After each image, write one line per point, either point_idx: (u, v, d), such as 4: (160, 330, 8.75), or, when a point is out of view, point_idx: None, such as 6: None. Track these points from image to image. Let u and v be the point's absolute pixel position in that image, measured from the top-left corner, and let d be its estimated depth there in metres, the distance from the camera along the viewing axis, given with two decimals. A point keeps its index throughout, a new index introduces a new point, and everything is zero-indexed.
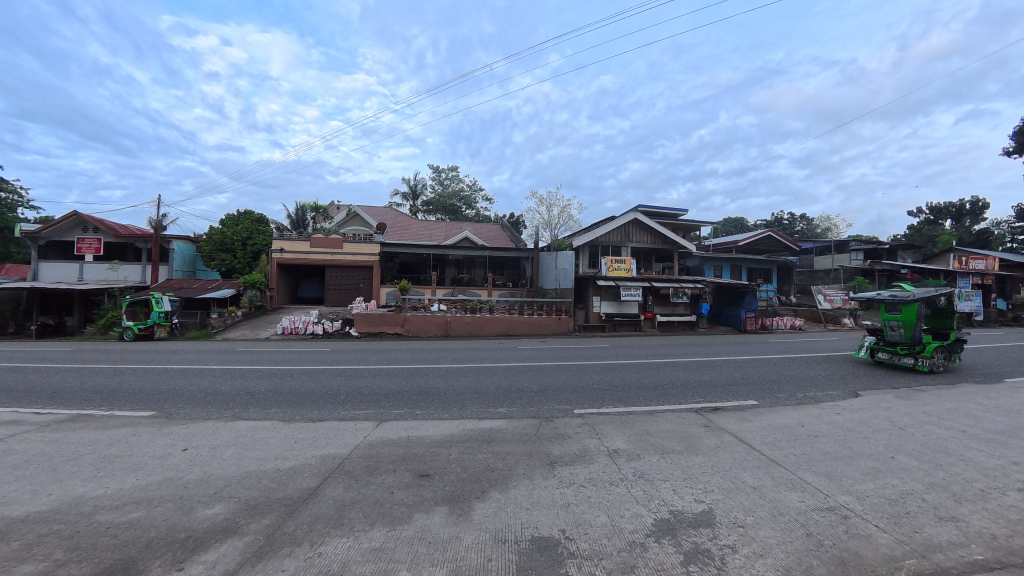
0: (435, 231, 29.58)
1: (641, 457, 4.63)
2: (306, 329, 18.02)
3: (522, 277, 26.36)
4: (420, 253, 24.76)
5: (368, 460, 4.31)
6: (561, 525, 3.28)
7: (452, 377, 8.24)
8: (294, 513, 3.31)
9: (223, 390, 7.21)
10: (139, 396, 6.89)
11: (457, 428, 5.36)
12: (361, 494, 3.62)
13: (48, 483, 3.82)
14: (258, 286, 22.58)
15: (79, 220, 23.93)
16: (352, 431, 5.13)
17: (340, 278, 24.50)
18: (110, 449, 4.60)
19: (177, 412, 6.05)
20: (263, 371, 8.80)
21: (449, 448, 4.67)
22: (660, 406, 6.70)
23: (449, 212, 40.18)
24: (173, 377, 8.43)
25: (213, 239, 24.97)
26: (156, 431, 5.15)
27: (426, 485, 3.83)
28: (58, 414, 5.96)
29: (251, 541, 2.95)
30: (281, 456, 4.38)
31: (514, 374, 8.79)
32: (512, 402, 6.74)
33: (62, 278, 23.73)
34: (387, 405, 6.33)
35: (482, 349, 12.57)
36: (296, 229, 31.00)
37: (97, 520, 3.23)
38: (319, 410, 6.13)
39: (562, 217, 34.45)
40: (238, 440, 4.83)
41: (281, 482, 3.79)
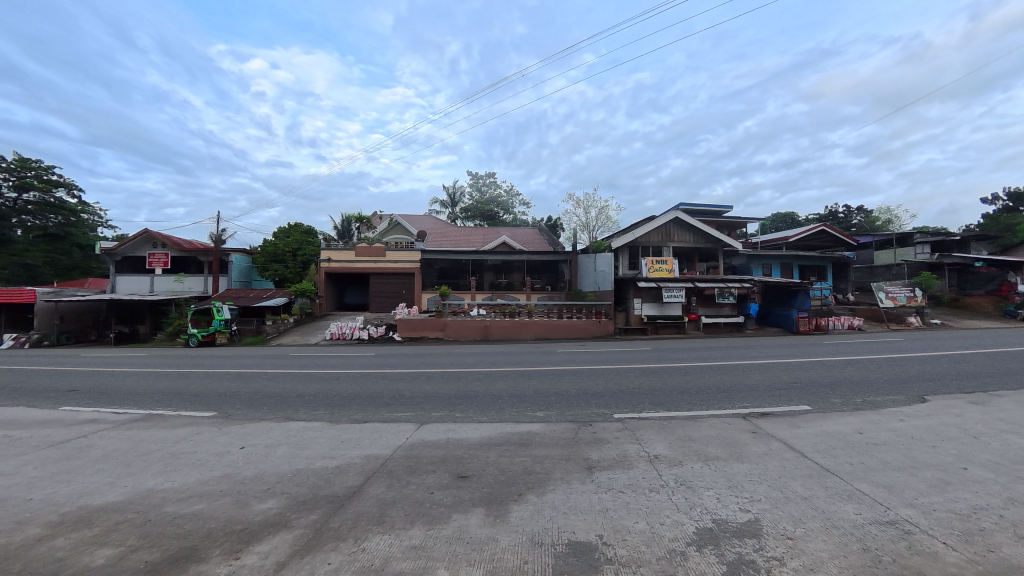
0: (474, 236, 29.99)
1: (683, 463, 4.50)
2: (353, 334, 18.83)
3: (560, 280, 26.21)
4: (460, 259, 25.16)
5: (409, 460, 4.44)
6: (599, 530, 3.25)
7: (489, 380, 8.38)
8: (340, 510, 3.47)
9: (277, 393, 7.66)
10: (202, 399, 7.43)
11: (497, 431, 5.42)
12: (402, 493, 3.74)
13: (124, 476, 4.21)
14: (308, 295, 23.73)
15: (149, 237, 26.13)
16: (395, 433, 5.29)
17: (382, 285, 25.28)
18: (177, 445, 5.02)
19: (235, 412, 6.49)
20: (312, 374, 9.30)
21: (487, 451, 4.73)
22: (704, 411, 6.47)
23: (487, 217, 40.83)
24: (232, 379, 9.09)
25: (267, 250, 26.54)
26: (217, 430, 5.55)
27: (464, 486, 3.90)
28: (132, 414, 6.57)
29: (301, 535, 3.11)
30: (329, 455, 4.60)
31: (550, 377, 8.76)
32: (550, 405, 6.74)
33: (136, 290, 25.98)
34: (427, 408, 6.50)
35: (521, 353, 12.64)
36: (341, 239, 32.65)
37: (164, 510, 3.52)
38: (365, 411, 6.38)
39: (600, 218, 34.02)
40: (289, 440, 5.11)
41: (328, 480, 3.99)
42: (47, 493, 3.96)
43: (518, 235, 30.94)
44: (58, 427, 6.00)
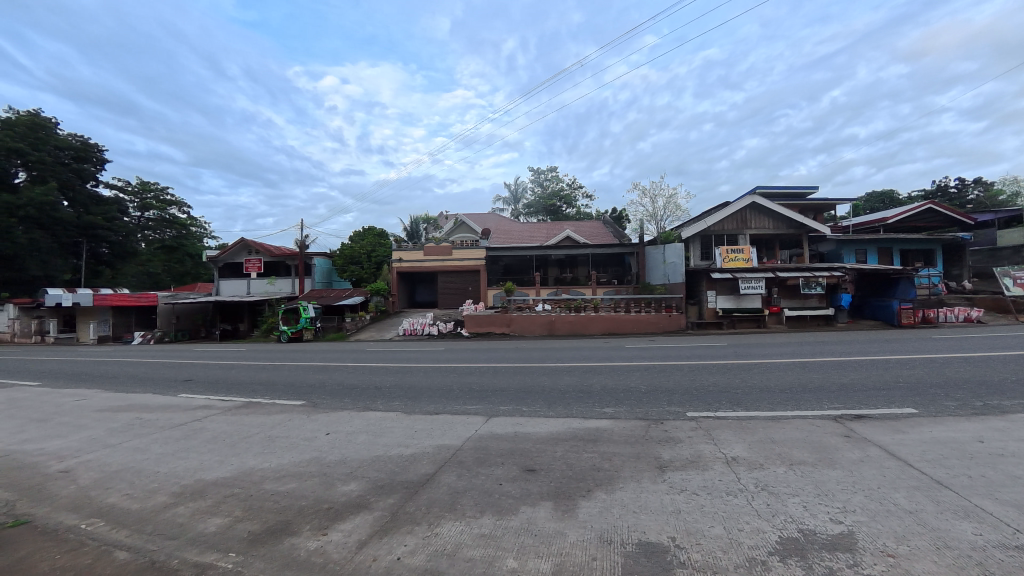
0: (537, 232, 30.01)
1: (764, 467, 4.18)
2: (423, 330, 19.68)
3: (626, 273, 25.48)
4: (524, 255, 25.28)
5: (478, 452, 4.55)
6: (671, 532, 3.12)
7: (555, 375, 8.38)
8: (414, 495, 3.64)
9: (357, 384, 8.23)
10: (293, 389, 8.18)
11: (564, 427, 5.38)
12: (472, 482, 3.84)
13: (230, 455, 4.74)
14: (382, 293, 25.20)
15: (245, 245, 29.05)
16: (465, 425, 5.46)
17: (449, 283, 26.15)
18: (273, 430, 5.57)
19: (322, 402, 7.08)
20: (388, 368, 9.88)
21: (555, 446, 4.72)
22: (788, 411, 5.98)
23: (550, 212, 40.75)
24: (318, 372, 9.91)
25: (345, 252, 28.52)
26: (306, 417, 6.08)
27: (532, 479, 3.92)
28: (235, 401, 7.39)
29: (379, 517, 3.32)
30: (404, 444, 4.84)
31: (619, 373, 8.54)
32: (619, 402, 6.58)
33: (236, 292, 29.07)
34: (495, 401, 6.63)
35: (588, 348, 12.46)
36: (411, 240, 34.26)
37: (264, 487, 3.92)
38: (436, 403, 6.65)
39: (668, 207, 32.53)
40: (369, 428, 5.46)
41: (404, 467, 4.20)
42: (171, 467, 4.58)
43: (582, 229, 30.49)
44: (179, 411, 6.93)
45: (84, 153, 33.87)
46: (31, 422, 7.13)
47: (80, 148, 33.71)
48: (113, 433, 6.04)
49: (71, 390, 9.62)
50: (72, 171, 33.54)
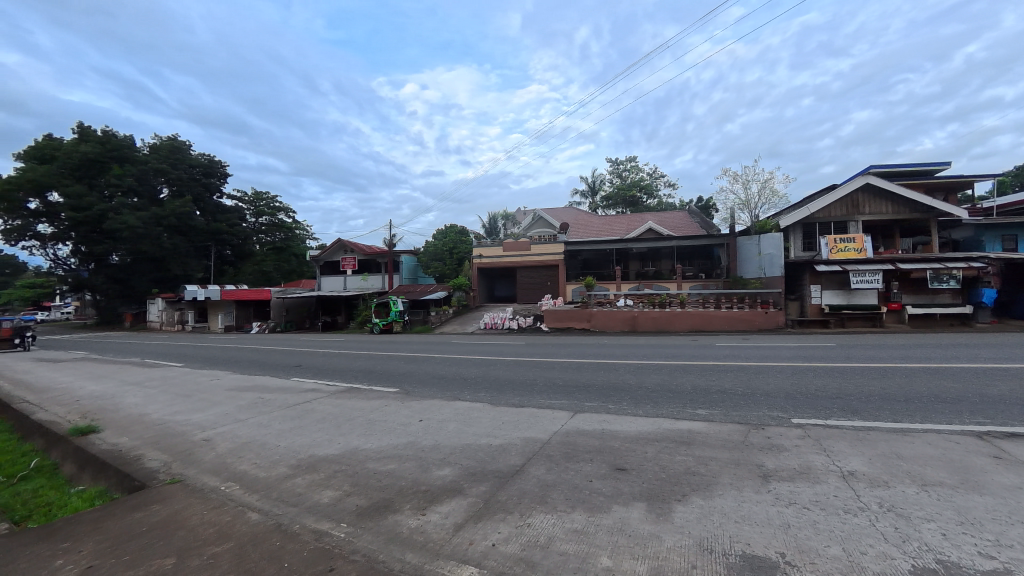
0: (617, 225, 29.18)
1: (889, 485, 3.65)
2: (504, 324, 20.18)
3: (715, 267, 23.88)
4: (604, 248, 24.76)
5: (566, 447, 4.51)
6: (780, 548, 2.84)
7: (641, 373, 8.08)
8: (505, 485, 3.71)
9: (444, 375, 8.63)
10: (388, 377, 8.79)
11: (653, 427, 5.15)
12: (561, 477, 3.82)
13: (337, 435, 5.20)
14: (464, 288, 26.14)
15: (341, 245, 31.70)
16: (551, 419, 5.45)
17: (528, 278, 26.38)
18: (372, 414, 6.01)
19: (414, 390, 7.52)
20: (472, 360, 10.23)
21: (645, 445, 4.54)
22: (920, 424, 5.18)
23: (629, 204, 39.44)
24: (409, 362, 10.53)
25: (429, 250, 30.04)
26: (400, 404, 6.49)
27: (623, 479, 3.80)
28: (338, 386, 8.11)
29: (472, 503, 3.41)
30: (492, 434, 4.95)
31: (711, 374, 7.99)
32: (713, 404, 6.16)
33: (335, 288, 31.84)
34: (580, 397, 6.54)
35: (673, 346, 11.84)
36: (490, 236, 35.15)
37: (368, 466, 4.23)
38: (521, 396, 6.73)
39: (763, 194, 29.85)
40: (458, 417, 5.68)
41: (493, 457, 4.29)
42: (289, 442, 5.13)
43: (664, 221, 29.06)
44: (293, 392, 7.77)
45: (210, 169, 39.37)
46: (180, 396, 8.41)
47: (207, 165, 39.24)
48: (241, 409, 6.91)
49: (208, 371, 11.23)
50: (202, 185, 39.11)
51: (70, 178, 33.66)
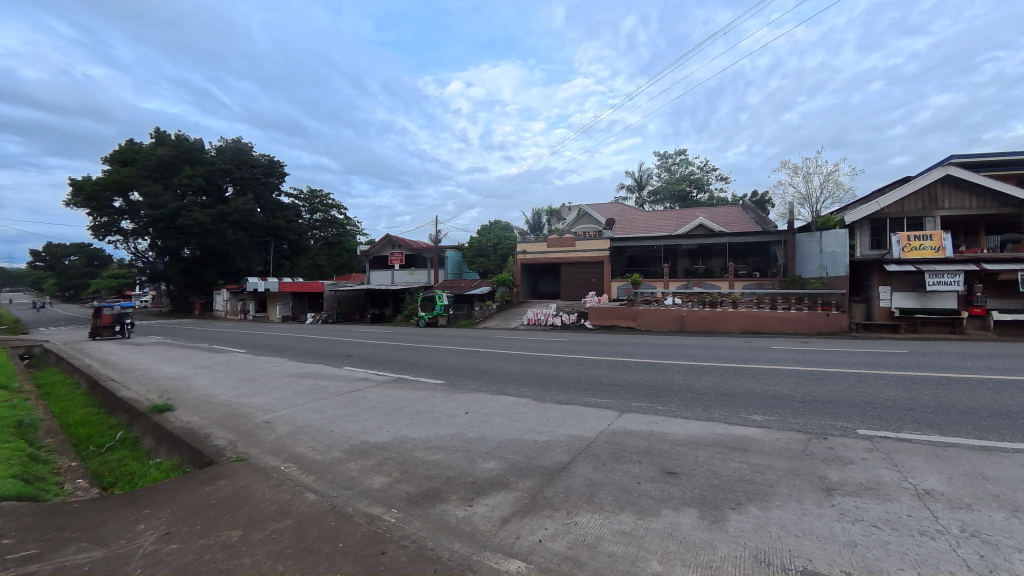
0: (665, 221, 28.28)
1: (974, 508, 3.31)
2: (547, 320, 20.17)
3: (771, 265, 22.69)
4: (651, 245, 24.11)
5: (613, 447, 4.43)
6: (847, 567, 2.64)
7: (691, 374, 7.79)
8: (551, 481, 3.69)
9: (489, 369, 8.73)
10: (435, 369, 9.01)
11: (704, 430, 4.95)
12: (608, 477, 3.76)
13: (387, 423, 5.37)
14: (507, 284, 26.29)
15: (390, 240, 32.74)
16: (597, 418, 5.37)
17: (572, 274, 26.15)
18: (420, 405, 6.17)
19: (459, 383, 7.65)
20: (515, 355, 10.28)
21: (696, 450, 4.36)
22: (1012, 443, 4.64)
23: (678, 199, 38.13)
24: (454, 355, 10.73)
25: (474, 245, 30.43)
26: (447, 396, 6.62)
27: (673, 482, 3.68)
28: (386, 376, 8.39)
29: (519, 497, 3.42)
30: (538, 430, 4.94)
31: (767, 378, 7.56)
32: (770, 410, 5.84)
33: (383, 282, 32.97)
34: (627, 397, 6.40)
35: (723, 347, 11.36)
36: (533, 232, 35.12)
37: (416, 455, 4.34)
38: (566, 393, 6.67)
39: (826, 187, 27.90)
40: (504, 411, 5.72)
41: (538, 452, 4.29)
42: (342, 428, 5.36)
43: (716, 216, 27.83)
44: (346, 381, 8.12)
45: (270, 169, 41.69)
46: (244, 381, 9.01)
47: (267, 165, 41.59)
48: (297, 395, 7.31)
49: (268, 358, 11.96)
50: (262, 185, 41.54)
51: (149, 178, 36.76)
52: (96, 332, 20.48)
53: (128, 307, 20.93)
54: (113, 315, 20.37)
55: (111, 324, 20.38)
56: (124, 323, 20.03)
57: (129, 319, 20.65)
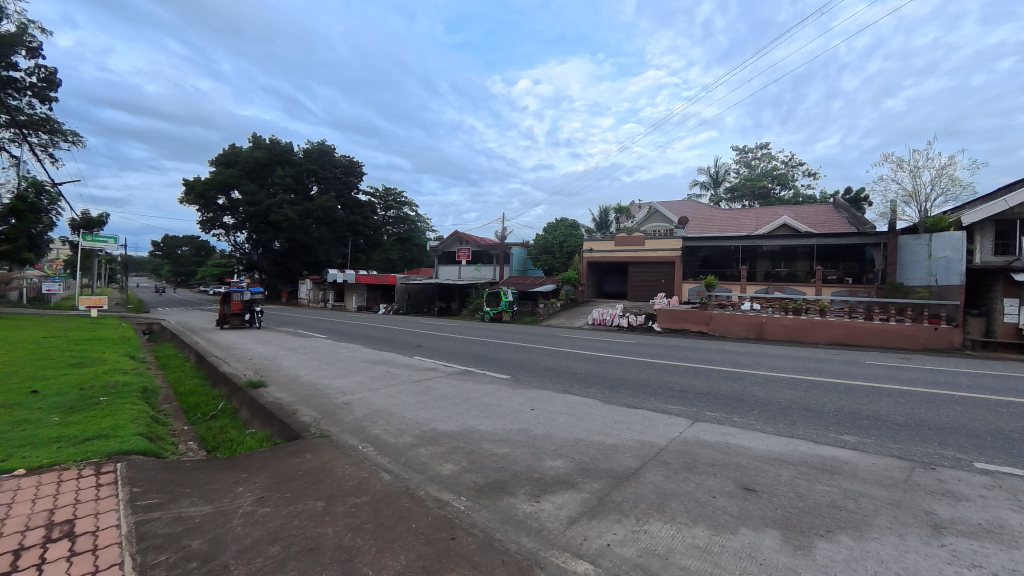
0: (743, 220, 26.49)
1: None
2: (613, 320, 19.90)
3: (866, 270, 20.64)
4: (727, 245, 22.78)
5: (685, 456, 4.24)
6: None
7: (771, 386, 7.25)
8: (620, 485, 3.61)
9: (555, 367, 8.73)
10: (502, 363, 9.17)
11: (788, 447, 4.59)
12: (681, 487, 3.60)
13: (455, 414, 5.55)
14: (572, 282, 26.09)
15: (457, 236, 33.77)
16: (667, 424, 5.18)
17: (640, 274, 25.37)
18: (487, 397, 6.32)
19: (525, 379, 7.72)
20: (580, 355, 10.19)
21: (778, 468, 4.06)
22: None
23: (758, 196, 35.51)
24: (519, 351, 10.85)
25: (540, 243, 30.53)
26: (513, 391, 6.71)
27: (752, 500, 3.45)
28: (454, 367, 8.67)
29: (586, 499, 3.39)
30: (605, 432, 4.86)
31: (860, 396, 6.82)
32: (864, 431, 5.27)
33: (450, 276, 34.07)
34: (700, 405, 6.10)
35: (807, 358, 10.45)
36: (600, 230, 34.62)
37: (484, 446, 4.45)
38: (635, 397, 6.48)
39: (938, 183, 24.57)
40: (570, 410, 5.68)
41: (606, 455, 4.21)
42: (413, 414, 5.63)
43: (803, 215, 25.57)
44: (417, 370, 8.50)
45: (350, 169, 44.54)
46: (326, 364, 9.74)
47: (347, 165, 44.41)
48: (372, 380, 7.79)
49: (348, 344, 12.85)
50: (343, 183, 44.46)
51: (247, 178, 40.86)
52: (224, 320, 18.75)
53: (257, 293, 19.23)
54: (242, 302, 18.61)
55: (239, 311, 18.59)
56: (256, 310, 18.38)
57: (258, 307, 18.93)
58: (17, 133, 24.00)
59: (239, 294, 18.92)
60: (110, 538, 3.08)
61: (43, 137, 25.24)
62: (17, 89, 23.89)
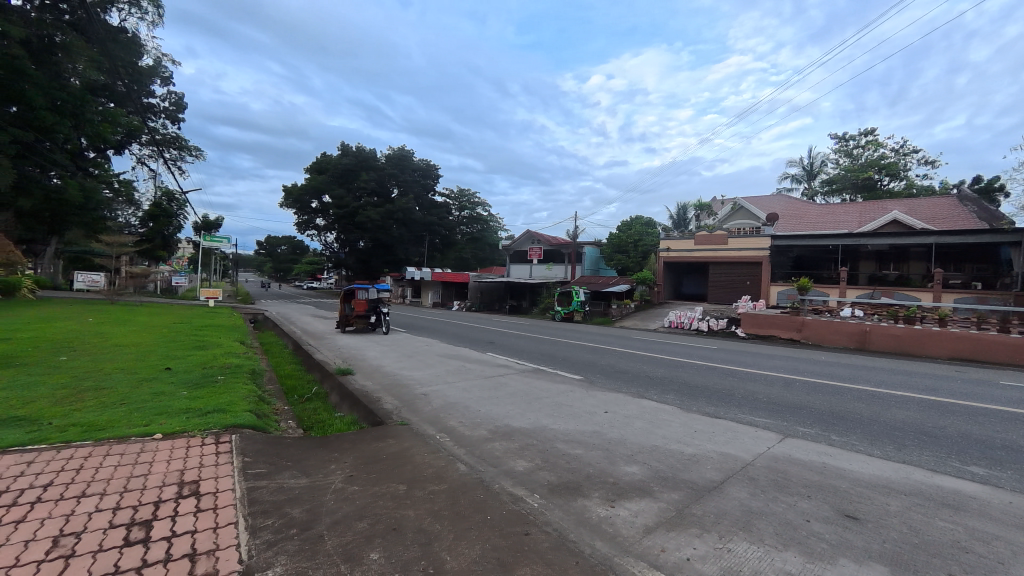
0: (844, 216, 23.86)
1: None
2: (691, 324, 19.04)
3: (999, 275, 17.77)
4: (824, 245, 20.69)
5: (775, 474, 3.94)
6: None
7: (878, 404, 6.48)
8: (700, 499, 3.45)
9: (628, 370, 8.50)
10: (574, 364, 9.11)
11: (900, 475, 4.08)
12: (769, 506, 3.37)
13: (528, 411, 5.62)
14: (648, 283, 25.17)
15: (530, 236, 34.21)
16: (753, 438, 4.84)
17: (721, 275, 23.87)
18: (559, 397, 6.32)
19: (598, 380, 7.61)
20: (656, 358, 9.82)
21: (886, 496, 3.63)
22: None
23: (863, 189, 31.72)
24: (591, 352, 10.71)
25: (614, 242, 29.86)
26: (585, 392, 6.65)
27: (854, 529, 3.12)
28: (526, 365, 8.78)
29: (664, 509, 3.28)
30: (684, 441, 4.66)
31: (990, 422, 5.86)
32: (999, 462, 4.53)
33: (521, 275, 34.46)
34: (791, 419, 5.62)
35: (923, 373, 9.20)
36: (677, 229, 33.21)
37: (557, 446, 4.47)
38: (716, 406, 6.13)
39: None
40: (645, 416, 5.51)
41: (685, 466, 4.03)
42: (487, 409, 5.79)
43: (919, 210, 22.45)
44: (490, 366, 8.71)
45: (427, 172, 46.51)
46: (406, 356, 10.31)
47: (424, 169, 46.41)
48: (449, 373, 8.12)
49: (425, 338, 13.50)
50: (420, 186, 46.56)
51: (336, 183, 44.34)
52: (346, 323, 15.56)
53: (383, 291, 15.87)
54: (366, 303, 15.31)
55: (363, 313, 15.30)
56: (383, 310, 15.10)
57: (384, 308, 15.52)
58: (155, 151, 28.15)
59: (363, 292, 15.69)
60: (227, 499, 3.54)
61: (174, 152, 29.30)
62: (154, 112, 27.98)
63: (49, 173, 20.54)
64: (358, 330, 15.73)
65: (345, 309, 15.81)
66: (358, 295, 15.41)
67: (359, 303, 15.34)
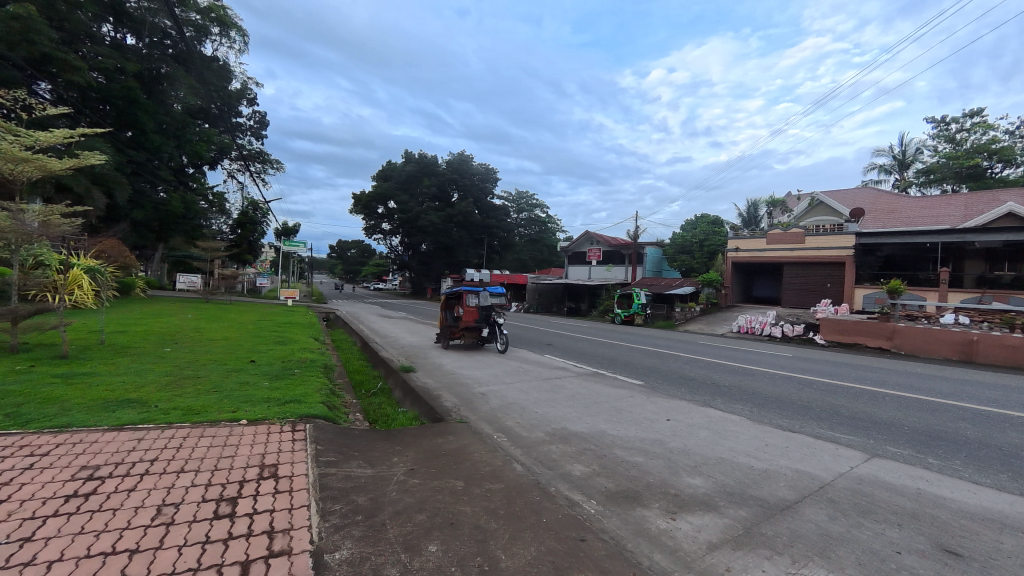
0: (945, 210, 21.22)
1: None
2: (763, 329, 17.93)
3: None
4: (919, 243, 18.63)
5: (858, 497, 3.61)
6: None
7: (987, 425, 5.71)
8: (771, 518, 3.24)
9: (692, 377, 8.14)
10: (634, 369, 8.87)
11: (1012, 508, 3.58)
12: (851, 532, 3.10)
13: (586, 416, 5.56)
14: (714, 285, 23.92)
15: (589, 236, 33.78)
16: (833, 456, 4.46)
17: (798, 277, 22.17)
18: (618, 402, 6.19)
19: (659, 386, 7.35)
20: (723, 366, 9.32)
21: (996, 531, 3.21)
22: None
23: (968, 177, 28.02)
24: (652, 357, 10.37)
25: (677, 242, 28.76)
26: (646, 398, 6.46)
27: (953, 565, 2.80)
28: (585, 369, 8.70)
29: (730, 525, 3.12)
30: (754, 455, 4.40)
31: None
32: None
33: (580, 276, 34.10)
34: (879, 438, 5.11)
35: None
36: (748, 227, 31.36)
37: (616, 452, 4.39)
38: (790, 419, 5.71)
39: None
40: (710, 426, 5.26)
41: (755, 482, 3.81)
42: (544, 411, 5.80)
43: None
44: (548, 368, 8.71)
45: (486, 175, 47.25)
46: (466, 356, 10.58)
47: (483, 172, 47.19)
48: (506, 374, 8.22)
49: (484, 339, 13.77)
50: (480, 189, 47.42)
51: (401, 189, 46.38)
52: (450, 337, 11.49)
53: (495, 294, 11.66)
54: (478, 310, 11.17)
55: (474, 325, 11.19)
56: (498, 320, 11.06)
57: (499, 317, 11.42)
58: (242, 165, 31.04)
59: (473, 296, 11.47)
60: (302, 483, 3.85)
61: (258, 166, 32.16)
62: (242, 130, 30.86)
63: (157, 189, 23.33)
64: (464, 345, 11.79)
65: (447, 316, 11.78)
66: (466, 299, 11.32)
67: (468, 312, 11.29)
